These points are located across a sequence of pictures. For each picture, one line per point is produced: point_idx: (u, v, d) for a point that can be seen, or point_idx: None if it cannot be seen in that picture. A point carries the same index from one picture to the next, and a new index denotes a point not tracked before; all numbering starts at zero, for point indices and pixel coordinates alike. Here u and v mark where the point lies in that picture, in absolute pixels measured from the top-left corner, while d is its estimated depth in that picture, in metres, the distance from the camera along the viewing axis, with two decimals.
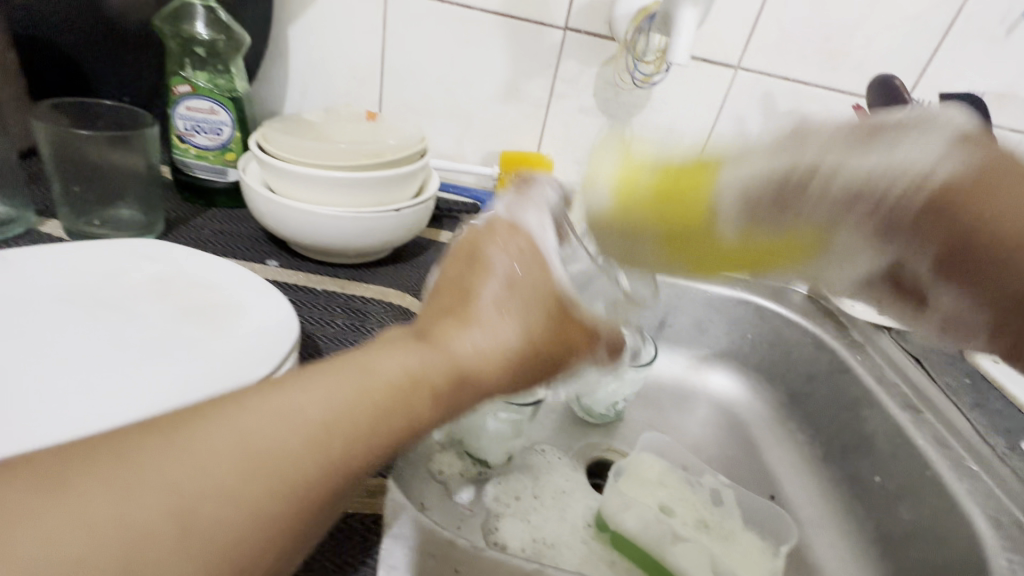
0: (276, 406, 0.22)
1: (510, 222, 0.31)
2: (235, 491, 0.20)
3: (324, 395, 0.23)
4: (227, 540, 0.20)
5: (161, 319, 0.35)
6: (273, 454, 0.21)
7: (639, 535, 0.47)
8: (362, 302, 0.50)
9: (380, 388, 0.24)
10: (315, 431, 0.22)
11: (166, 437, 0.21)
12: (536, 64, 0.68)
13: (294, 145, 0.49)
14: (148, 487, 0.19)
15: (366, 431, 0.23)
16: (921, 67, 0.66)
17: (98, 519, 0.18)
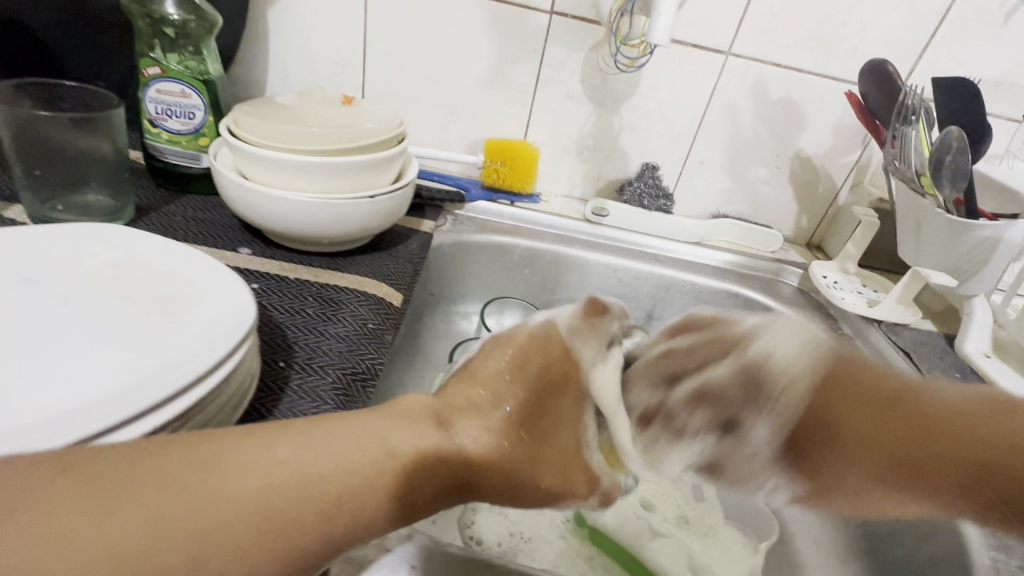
0: (301, 471, 0.26)
1: (563, 342, 0.35)
2: (246, 546, 0.23)
3: (342, 470, 0.26)
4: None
5: (117, 305, 0.33)
6: (286, 517, 0.24)
7: (616, 531, 0.46)
8: (335, 291, 0.49)
9: (394, 472, 0.27)
10: (328, 504, 0.25)
11: (204, 477, 0.24)
12: (522, 49, 0.66)
13: (266, 128, 0.48)
14: (179, 524, 0.22)
15: (365, 510, 0.26)
16: (917, 54, 0.64)
17: (127, 545, 0.21)
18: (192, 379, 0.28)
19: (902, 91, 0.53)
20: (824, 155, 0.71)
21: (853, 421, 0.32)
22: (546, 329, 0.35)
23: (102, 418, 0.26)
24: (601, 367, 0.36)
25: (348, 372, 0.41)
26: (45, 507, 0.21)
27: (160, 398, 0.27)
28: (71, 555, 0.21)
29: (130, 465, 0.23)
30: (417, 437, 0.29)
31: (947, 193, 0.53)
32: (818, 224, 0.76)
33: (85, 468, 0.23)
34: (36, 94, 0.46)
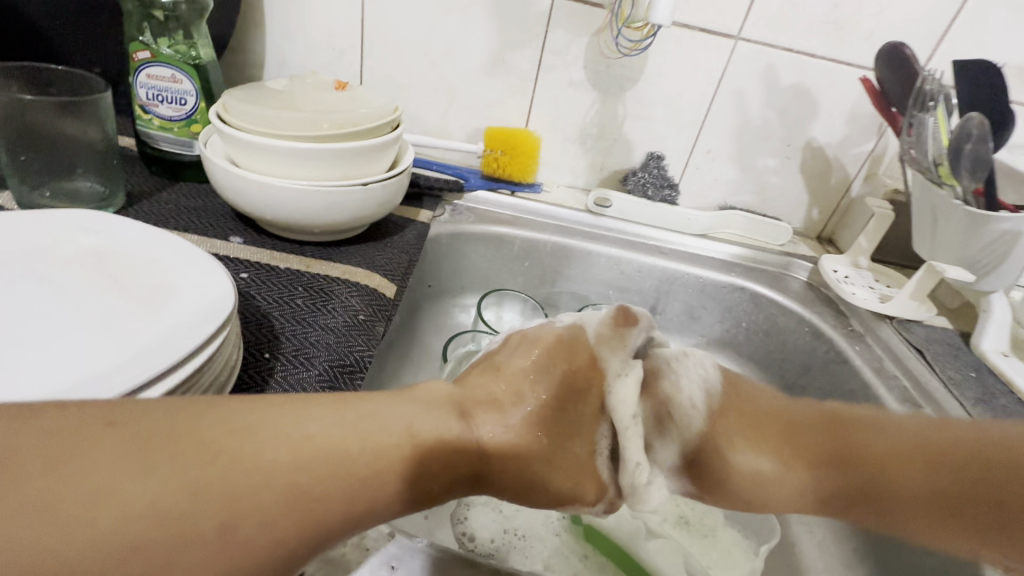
0: (333, 446, 0.25)
1: (590, 351, 0.36)
2: (275, 517, 0.23)
3: (371, 448, 0.25)
4: (255, 560, 0.22)
5: (95, 292, 0.33)
6: (316, 491, 0.24)
7: (612, 530, 0.44)
8: (326, 281, 0.48)
9: (419, 453, 0.27)
10: (359, 482, 0.25)
11: (238, 443, 0.23)
12: (523, 34, 0.64)
13: (255, 113, 0.46)
14: (213, 489, 0.22)
15: (390, 489, 0.26)
16: (937, 38, 0.61)
17: (164, 507, 0.21)
18: (171, 364, 0.28)
19: (920, 76, 0.50)
20: (837, 145, 0.68)
21: (766, 437, 0.37)
22: (573, 333, 0.37)
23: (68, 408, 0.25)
24: (625, 377, 0.37)
25: (335, 364, 0.40)
26: (81, 466, 0.21)
27: (138, 382, 0.26)
28: (107, 514, 0.20)
29: (165, 430, 0.22)
30: (439, 423, 0.28)
31: (966, 182, 0.50)
32: (830, 216, 0.73)
33: (127, 424, 0.22)
34: (21, 77, 0.45)
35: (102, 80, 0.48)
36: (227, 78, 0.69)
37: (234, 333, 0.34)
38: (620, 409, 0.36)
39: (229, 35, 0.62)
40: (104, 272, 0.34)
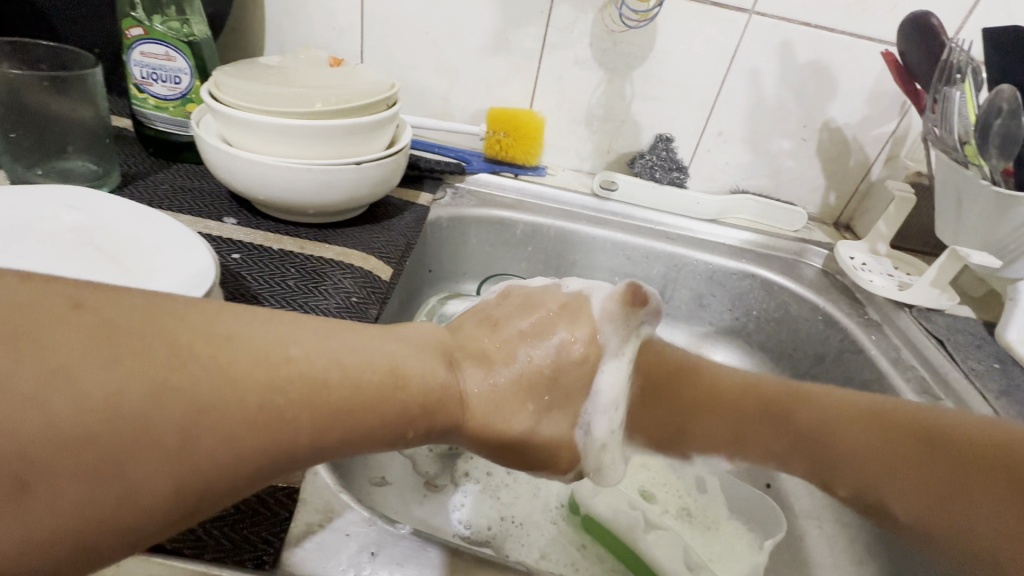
0: (315, 372, 0.23)
1: (594, 321, 0.35)
2: (240, 433, 0.20)
3: (355, 380, 0.24)
4: (211, 473, 0.20)
5: (75, 265, 0.32)
6: (291, 415, 0.21)
7: (609, 519, 0.43)
8: (320, 263, 0.47)
9: (406, 397, 0.25)
10: (335, 413, 0.23)
11: (217, 352, 0.21)
12: (527, 10, 0.62)
13: (246, 88, 0.45)
14: (181, 392, 0.19)
15: (370, 427, 0.24)
16: (966, 10, 0.57)
17: (125, 403, 0.18)
18: None
19: (946, 47, 0.47)
20: (856, 126, 0.65)
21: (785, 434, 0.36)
22: (578, 302, 0.36)
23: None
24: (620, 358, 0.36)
25: None
26: (44, 341, 0.18)
27: None
28: (61, 396, 0.18)
29: (140, 322, 0.20)
30: (428, 369, 0.27)
31: (995, 161, 0.47)
32: (847, 201, 0.70)
33: (99, 309, 0.20)
34: (12, 55, 0.45)
35: (95, 58, 0.47)
36: (227, 59, 0.68)
37: None
38: (605, 394, 0.35)
39: (227, 13, 0.61)
40: (84, 246, 0.33)
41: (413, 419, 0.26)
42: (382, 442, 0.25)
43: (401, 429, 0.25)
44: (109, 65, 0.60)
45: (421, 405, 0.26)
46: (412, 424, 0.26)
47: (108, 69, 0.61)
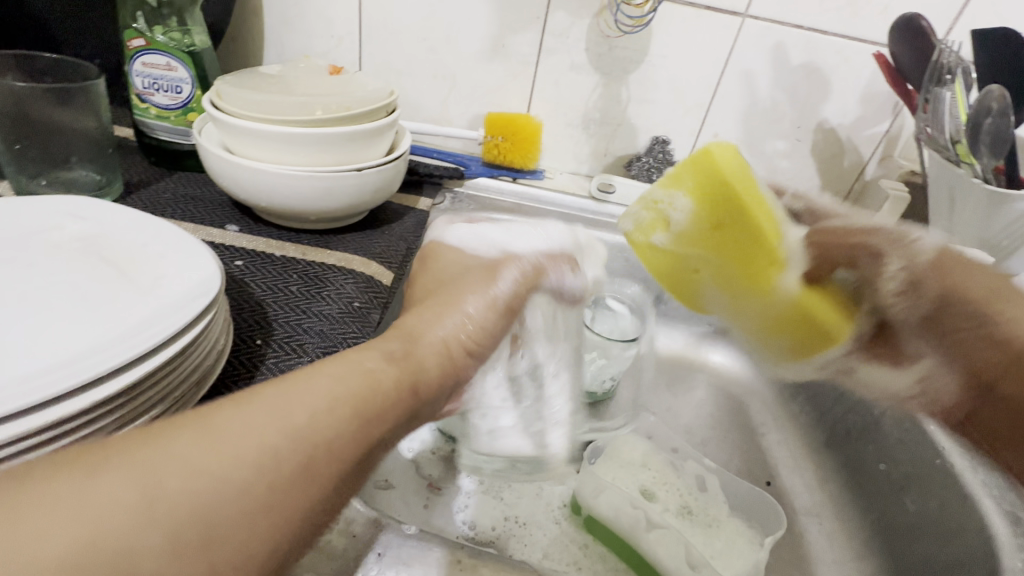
0: (259, 395, 0.21)
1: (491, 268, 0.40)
2: (241, 470, 0.19)
3: (380, 363, 0.24)
4: (242, 518, 0.18)
5: (82, 275, 0.32)
6: (279, 428, 0.20)
7: (612, 519, 0.43)
8: (321, 269, 0.47)
9: (361, 360, 0.24)
10: (319, 404, 0.21)
11: (156, 432, 0.19)
12: (523, 15, 0.62)
13: (248, 97, 0.45)
14: (234, 435, 0.19)
15: (357, 395, 0.22)
16: (956, 11, 0.58)
17: (190, 465, 0.18)
18: (159, 340, 0.28)
19: (937, 48, 0.48)
20: (850, 126, 0.66)
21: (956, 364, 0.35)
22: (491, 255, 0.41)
23: (59, 383, 0.24)
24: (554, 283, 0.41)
25: (329, 351, 0.39)
26: None
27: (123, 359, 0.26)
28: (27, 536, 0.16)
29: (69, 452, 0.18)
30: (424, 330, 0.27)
31: (985, 160, 0.48)
32: (842, 201, 0.71)
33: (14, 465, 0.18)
34: (16, 67, 0.46)
35: (97, 69, 0.48)
36: (226, 68, 0.69)
37: (223, 318, 0.34)
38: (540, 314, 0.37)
39: (227, 23, 0.61)
40: (92, 256, 0.34)
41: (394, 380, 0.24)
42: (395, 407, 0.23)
43: (399, 390, 0.24)
44: (111, 75, 0.60)
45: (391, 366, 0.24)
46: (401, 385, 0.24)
47: (110, 79, 0.62)
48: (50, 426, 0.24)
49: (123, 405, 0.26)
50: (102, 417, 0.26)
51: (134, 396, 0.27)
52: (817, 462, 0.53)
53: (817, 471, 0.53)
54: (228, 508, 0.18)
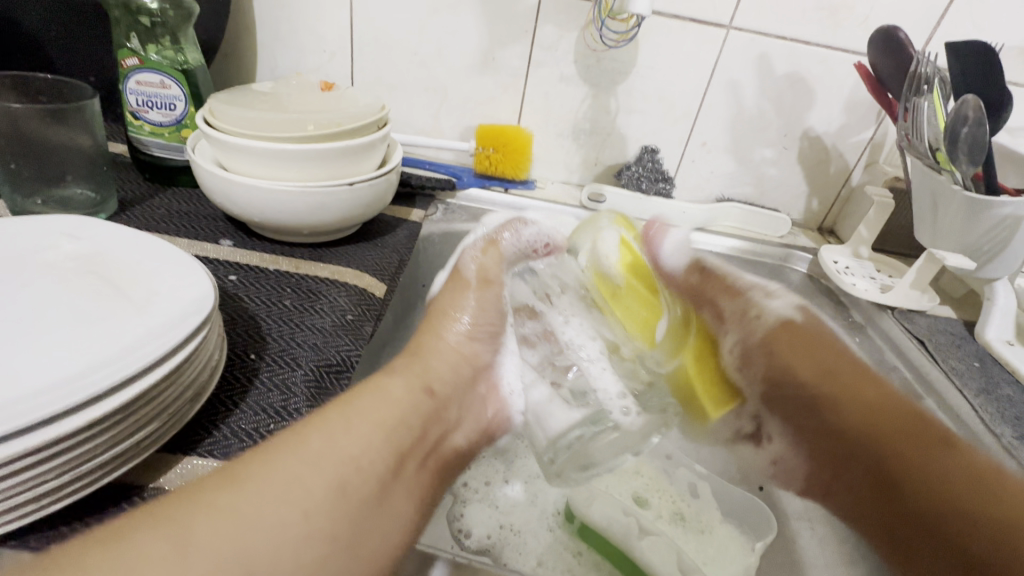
0: (272, 455, 0.28)
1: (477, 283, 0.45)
2: (263, 514, 0.25)
3: (362, 424, 0.31)
4: (265, 553, 0.24)
5: (77, 294, 0.33)
6: (291, 479, 0.27)
7: (605, 526, 0.44)
8: (315, 282, 0.48)
9: (352, 421, 0.31)
10: (320, 460, 0.28)
11: (194, 494, 0.25)
12: (511, 29, 0.63)
13: (240, 115, 0.46)
14: (251, 489, 0.26)
15: (348, 456, 0.29)
16: (935, 20, 0.59)
17: (220, 513, 0.24)
18: (154, 358, 0.28)
19: (914, 59, 0.49)
20: (835, 133, 0.67)
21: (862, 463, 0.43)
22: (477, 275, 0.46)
23: (53, 403, 0.25)
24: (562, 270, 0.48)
25: (323, 364, 0.40)
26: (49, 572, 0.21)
27: (119, 377, 0.26)
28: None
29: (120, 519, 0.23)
30: (405, 391, 0.35)
31: (965, 167, 0.49)
32: (830, 207, 0.72)
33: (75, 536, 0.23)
34: (13, 87, 0.46)
35: (92, 88, 0.48)
36: (220, 84, 0.70)
37: (216, 333, 0.35)
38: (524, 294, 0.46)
39: (219, 39, 0.62)
40: (86, 275, 0.35)
41: (376, 444, 0.31)
42: (376, 464, 0.30)
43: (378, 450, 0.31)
44: (106, 93, 0.61)
45: (372, 433, 0.31)
46: (379, 449, 0.31)
47: (105, 97, 0.62)
48: (44, 446, 0.24)
49: (117, 422, 0.27)
50: (96, 435, 0.26)
51: (129, 413, 0.27)
52: None
53: None
54: (252, 543, 0.24)
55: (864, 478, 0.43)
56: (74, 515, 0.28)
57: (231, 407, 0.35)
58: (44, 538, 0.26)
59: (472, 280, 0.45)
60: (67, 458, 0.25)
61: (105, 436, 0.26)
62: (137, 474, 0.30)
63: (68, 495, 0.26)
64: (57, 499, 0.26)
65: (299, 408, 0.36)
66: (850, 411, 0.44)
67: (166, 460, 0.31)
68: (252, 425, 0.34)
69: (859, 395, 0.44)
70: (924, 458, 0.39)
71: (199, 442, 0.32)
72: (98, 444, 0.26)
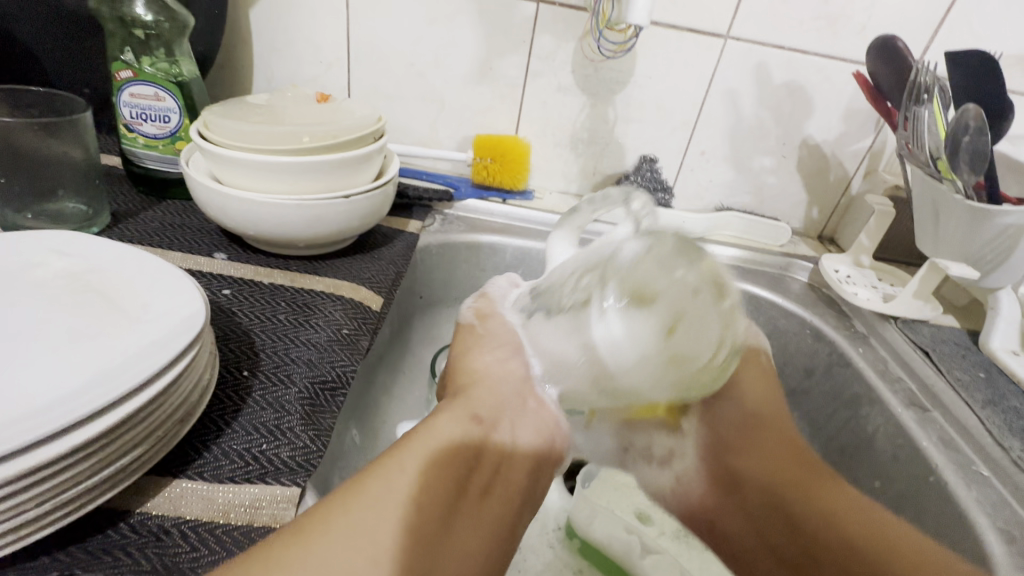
0: (330, 508, 0.25)
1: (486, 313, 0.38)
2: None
3: (416, 463, 0.27)
4: None
5: (65, 313, 0.32)
6: (355, 531, 0.24)
7: (607, 546, 0.43)
8: (310, 295, 0.47)
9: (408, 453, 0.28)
10: (381, 508, 0.25)
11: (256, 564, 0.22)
12: (510, 39, 0.63)
13: (234, 127, 0.45)
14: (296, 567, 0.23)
15: (414, 496, 0.26)
16: (933, 29, 0.59)
17: None
18: (145, 377, 0.27)
19: (913, 68, 0.49)
20: (834, 142, 0.67)
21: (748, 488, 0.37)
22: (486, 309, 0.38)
23: (37, 427, 0.24)
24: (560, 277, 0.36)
25: (318, 381, 0.39)
26: None
27: (107, 398, 0.26)
28: None
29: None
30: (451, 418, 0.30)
31: (967, 177, 0.48)
32: (830, 215, 0.72)
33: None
34: (3, 100, 0.46)
35: (84, 101, 0.48)
36: (216, 95, 0.69)
37: (207, 351, 0.34)
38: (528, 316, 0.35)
39: (215, 52, 0.62)
40: (73, 292, 0.34)
41: (438, 479, 0.28)
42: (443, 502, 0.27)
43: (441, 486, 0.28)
44: (100, 105, 0.61)
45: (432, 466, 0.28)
46: (442, 482, 0.28)
47: (99, 109, 0.62)
48: (26, 473, 0.23)
49: (103, 447, 0.26)
50: (81, 460, 0.25)
51: (117, 435, 0.27)
52: None
53: None
54: None
55: (762, 506, 0.37)
56: (58, 542, 0.27)
57: (222, 427, 0.34)
58: (25, 568, 0.25)
59: (472, 322, 0.37)
60: (48, 486, 0.24)
61: (90, 461, 0.26)
62: (126, 497, 0.29)
63: (50, 525, 0.25)
64: (40, 528, 0.25)
65: (293, 428, 0.35)
66: (773, 441, 0.37)
67: (154, 482, 0.30)
68: (244, 445, 0.33)
69: (793, 462, 0.36)
70: (817, 495, 0.34)
71: (189, 464, 0.31)
72: (84, 469, 0.25)
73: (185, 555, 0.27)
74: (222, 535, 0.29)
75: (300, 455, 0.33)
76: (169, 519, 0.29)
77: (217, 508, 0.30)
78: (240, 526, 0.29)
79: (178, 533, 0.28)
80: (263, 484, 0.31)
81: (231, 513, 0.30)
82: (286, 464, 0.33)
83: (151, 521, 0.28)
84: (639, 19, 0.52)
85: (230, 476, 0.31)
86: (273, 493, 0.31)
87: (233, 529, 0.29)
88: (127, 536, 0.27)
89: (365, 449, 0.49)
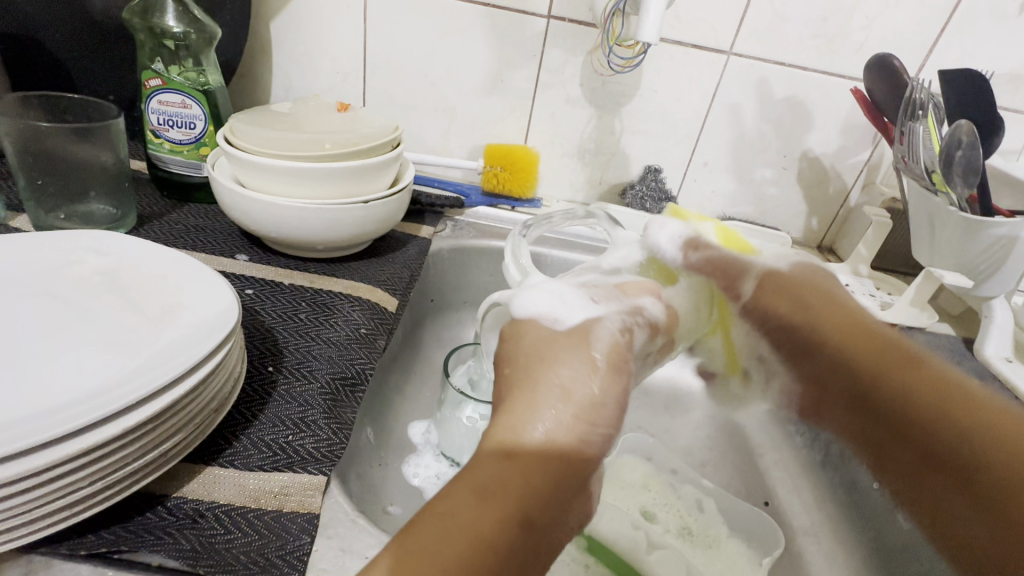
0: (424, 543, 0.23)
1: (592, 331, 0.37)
2: None
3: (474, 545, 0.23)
4: None
5: (104, 309, 0.34)
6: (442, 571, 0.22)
7: (616, 541, 0.44)
8: (328, 296, 0.49)
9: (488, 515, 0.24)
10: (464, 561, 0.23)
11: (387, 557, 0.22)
12: (520, 54, 0.66)
13: (258, 133, 0.47)
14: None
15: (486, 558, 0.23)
16: (927, 48, 0.62)
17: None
18: (184, 369, 0.29)
19: (909, 85, 0.51)
20: (833, 155, 0.69)
21: None
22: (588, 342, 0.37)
23: (88, 413, 0.25)
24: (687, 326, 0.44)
25: (338, 377, 0.40)
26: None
27: (153, 386, 0.27)
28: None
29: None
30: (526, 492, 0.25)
31: (960, 190, 0.50)
32: (828, 226, 0.74)
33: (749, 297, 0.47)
34: (40, 106, 0.48)
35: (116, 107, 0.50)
36: (234, 103, 0.71)
37: (238, 346, 0.36)
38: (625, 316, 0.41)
39: (237, 62, 0.64)
40: (111, 289, 0.36)
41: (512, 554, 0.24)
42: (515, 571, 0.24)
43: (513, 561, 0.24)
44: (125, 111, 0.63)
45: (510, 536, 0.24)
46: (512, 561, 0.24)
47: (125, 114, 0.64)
48: (80, 453, 0.25)
49: (146, 432, 0.28)
50: (128, 443, 0.27)
51: (158, 423, 0.28)
52: (812, 482, 0.55)
53: (815, 491, 0.54)
54: None
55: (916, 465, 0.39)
56: (102, 522, 0.28)
57: (250, 419, 0.35)
58: (72, 545, 0.27)
59: (600, 360, 0.32)
60: (94, 469, 0.26)
61: (134, 446, 0.27)
62: (162, 483, 0.31)
63: (95, 505, 0.27)
64: (85, 508, 0.26)
65: (316, 420, 0.37)
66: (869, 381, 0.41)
67: (188, 469, 0.31)
68: (272, 436, 0.35)
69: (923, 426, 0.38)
70: None
71: (221, 453, 0.33)
72: (129, 454, 0.27)
73: (220, 537, 0.29)
74: (253, 519, 0.30)
75: (324, 447, 0.35)
76: (203, 504, 0.30)
77: (248, 494, 0.31)
78: (270, 511, 0.31)
79: (214, 516, 0.30)
80: (290, 472, 0.33)
81: (261, 498, 0.31)
82: (311, 454, 0.34)
83: (187, 505, 0.30)
84: (650, 37, 0.54)
85: (258, 464, 0.33)
86: (301, 481, 0.33)
87: (265, 514, 0.31)
88: (165, 519, 0.29)
89: (380, 447, 0.51)
